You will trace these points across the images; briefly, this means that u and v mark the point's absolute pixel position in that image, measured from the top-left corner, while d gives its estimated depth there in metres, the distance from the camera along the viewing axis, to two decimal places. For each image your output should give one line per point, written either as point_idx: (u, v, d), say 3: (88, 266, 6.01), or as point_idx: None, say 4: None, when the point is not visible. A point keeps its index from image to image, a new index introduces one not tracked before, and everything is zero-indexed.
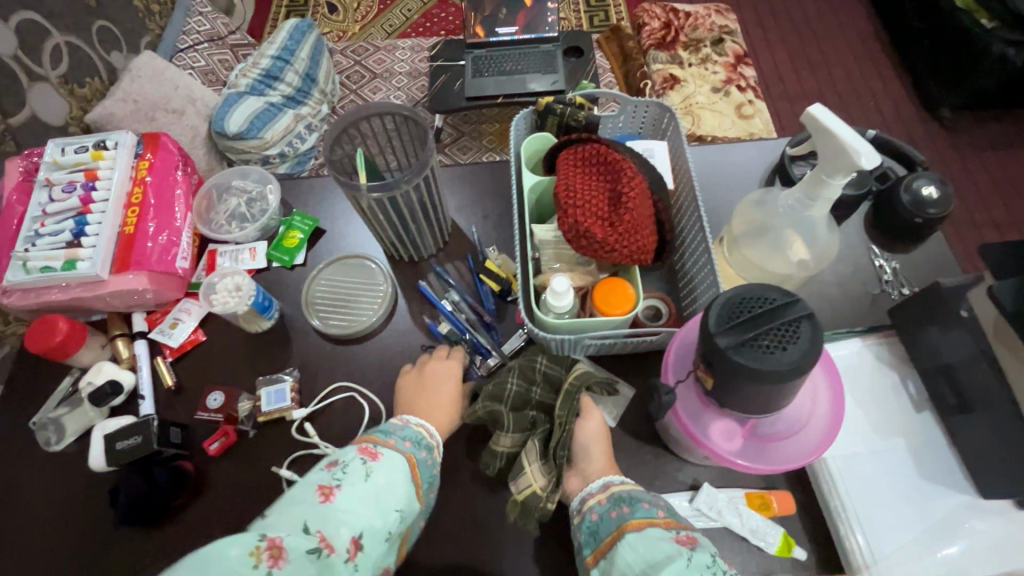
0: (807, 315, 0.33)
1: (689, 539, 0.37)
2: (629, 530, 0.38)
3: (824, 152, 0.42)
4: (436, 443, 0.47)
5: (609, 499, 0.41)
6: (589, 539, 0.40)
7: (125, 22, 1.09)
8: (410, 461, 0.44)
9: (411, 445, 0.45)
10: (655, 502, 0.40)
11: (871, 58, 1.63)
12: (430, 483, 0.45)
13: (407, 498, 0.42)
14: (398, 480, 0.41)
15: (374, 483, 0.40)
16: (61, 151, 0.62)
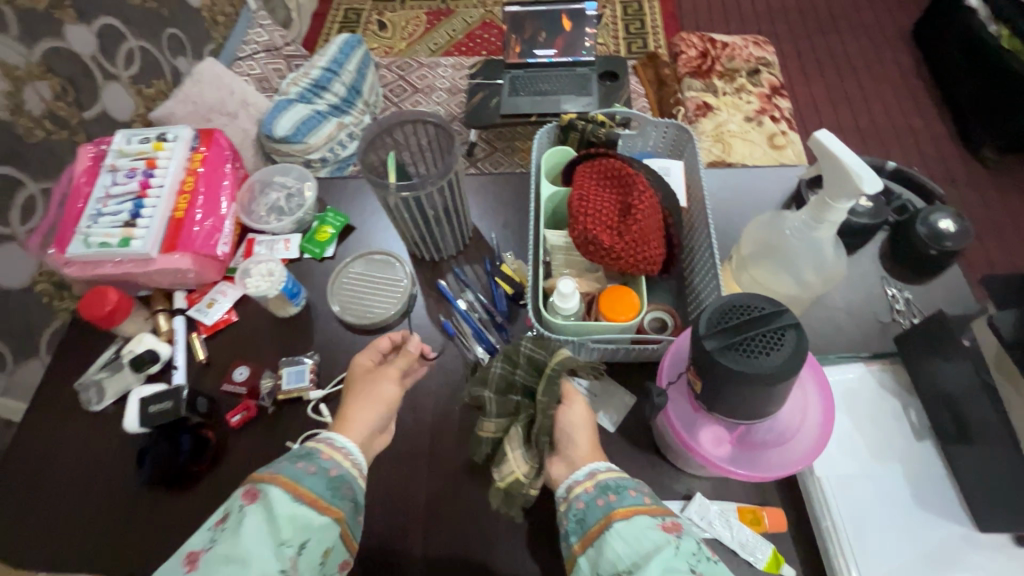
0: (792, 325, 0.34)
1: (675, 526, 0.37)
2: (616, 520, 0.38)
3: (829, 175, 0.44)
4: (340, 448, 0.45)
5: (595, 486, 0.41)
6: (576, 527, 0.40)
7: (193, 31, 1.19)
8: (289, 483, 0.40)
9: (290, 463, 0.42)
10: (638, 489, 0.40)
11: (912, 96, 1.62)
12: (337, 487, 0.42)
13: (300, 519, 0.39)
14: (274, 509, 0.38)
15: (242, 526, 0.37)
16: (127, 142, 0.69)
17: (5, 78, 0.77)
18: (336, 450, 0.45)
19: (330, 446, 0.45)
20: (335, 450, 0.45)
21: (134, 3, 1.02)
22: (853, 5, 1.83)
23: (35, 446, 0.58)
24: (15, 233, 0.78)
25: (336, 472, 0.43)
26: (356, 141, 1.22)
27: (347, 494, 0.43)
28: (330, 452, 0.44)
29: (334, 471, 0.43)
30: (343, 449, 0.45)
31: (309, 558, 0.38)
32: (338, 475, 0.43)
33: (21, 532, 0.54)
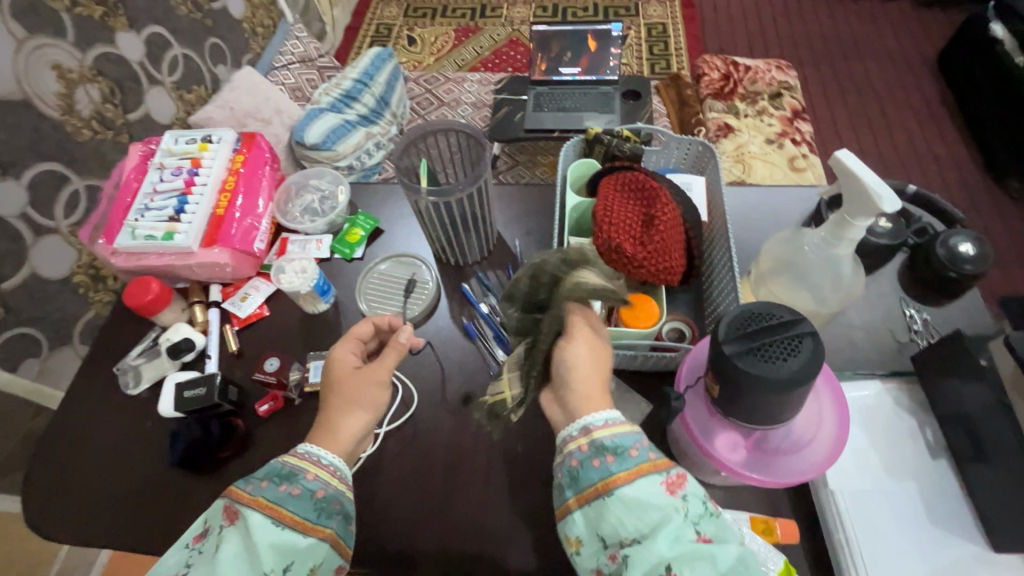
0: (810, 333, 0.36)
1: (678, 480, 0.38)
2: (618, 484, 0.37)
3: (848, 193, 0.45)
4: (324, 463, 0.45)
5: (593, 446, 0.40)
6: (571, 482, 0.40)
7: (233, 41, 1.25)
8: (270, 508, 0.41)
9: (271, 487, 0.42)
10: (636, 442, 0.40)
11: (935, 124, 1.62)
12: (320, 507, 0.43)
13: (282, 544, 0.40)
14: (251, 536, 0.39)
15: (221, 556, 0.38)
16: (175, 142, 0.73)
17: (59, 80, 0.82)
18: (321, 468, 0.45)
19: (313, 464, 0.45)
20: (319, 467, 0.45)
21: (180, 14, 1.08)
22: (877, 32, 1.84)
23: (70, 426, 0.61)
24: (59, 227, 0.82)
25: (321, 492, 0.43)
26: (383, 150, 1.26)
27: (333, 511, 0.43)
28: (315, 470, 0.44)
29: (319, 491, 0.43)
30: (329, 466, 0.45)
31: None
32: (323, 495, 0.43)
33: (53, 508, 0.56)
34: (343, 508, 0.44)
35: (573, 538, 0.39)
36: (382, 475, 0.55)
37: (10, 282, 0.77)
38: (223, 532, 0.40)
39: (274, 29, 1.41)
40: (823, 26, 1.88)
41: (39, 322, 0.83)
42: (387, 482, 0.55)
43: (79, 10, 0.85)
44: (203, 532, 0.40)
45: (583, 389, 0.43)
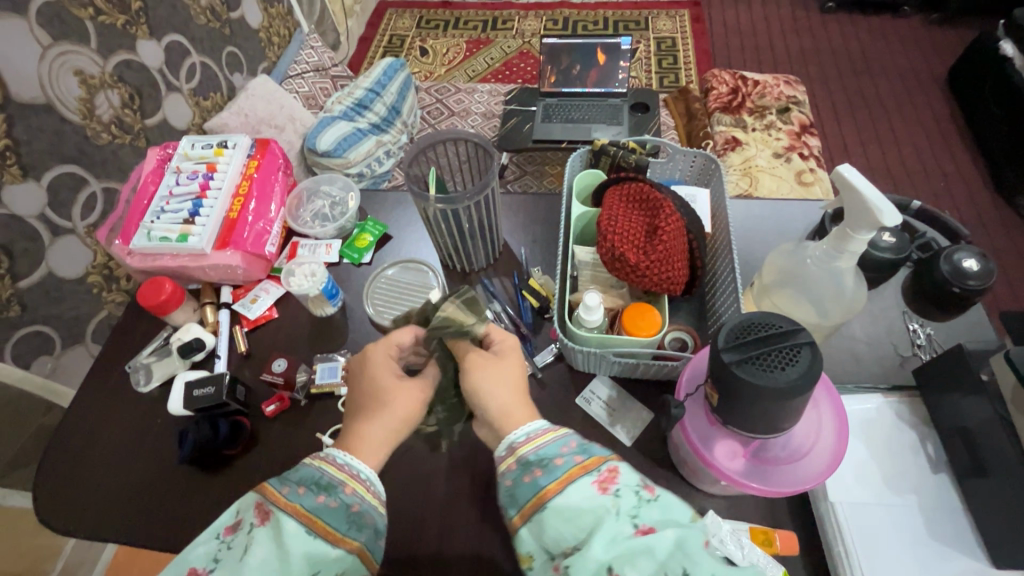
0: (809, 343, 0.36)
1: (608, 477, 0.40)
2: (550, 496, 0.40)
3: (849, 207, 0.46)
4: (356, 475, 0.44)
5: (521, 462, 0.42)
6: (510, 501, 0.42)
7: (249, 50, 1.28)
8: (304, 516, 0.40)
9: (309, 496, 0.42)
10: (563, 446, 0.42)
11: (944, 141, 1.62)
12: (352, 520, 0.42)
13: (313, 555, 0.39)
14: (283, 543, 0.39)
15: (249, 561, 0.38)
16: (192, 147, 0.75)
17: (81, 85, 0.85)
18: (358, 481, 0.44)
19: (351, 477, 0.44)
20: (357, 482, 0.44)
21: (200, 23, 1.11)
22: (886, 49, 1.85)
23: (82, 423, 0.62)
24: (76, 227, 0.85)
25: (356, 507, 0.43)
26: (393, 158, 1.28)
27: (363, 523, 0.42)
28: (353, 484, 0.44)
29: (354, 506, 0.43)
30: (366, 481, 0.44)
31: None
32: (357, 510, 0.43)
33: (64, 502, 0.57)
34: (375, 524, 0.43)
35: (527, 556, 0.41)
36: (384, 477, 0.56)
37: (27, 281, 0.79)
38: (255, 535, 0.40)
39: (290, 39, 1.44)
40: (831, 42, 1.89)
41: (54, 320, 0.85)
42: (389, 484, 0.55)
43: (102, 18, 0.88)
44: (236, 525, 0.41)
45: (498, 404, 0.46)
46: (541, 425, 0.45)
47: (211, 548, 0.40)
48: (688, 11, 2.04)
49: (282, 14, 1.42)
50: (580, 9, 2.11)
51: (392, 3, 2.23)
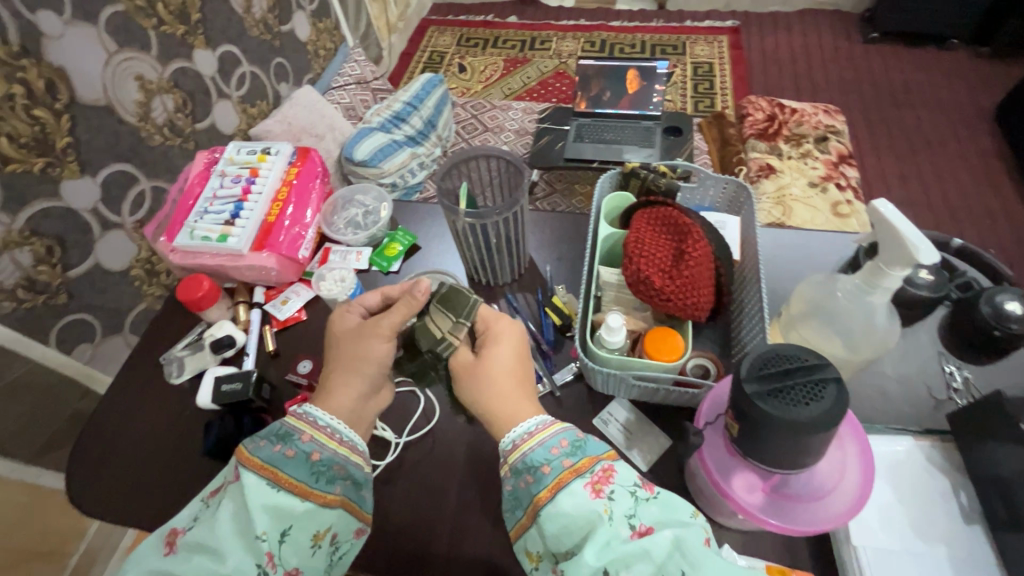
0: (834, 379, 0.35)
1: (602, 478, 0.42)
2: (543, 503, 0.42)
3: (885, 242, 0.45)
4: (314, 423, 0.48)
5: (513, 469, 0.45)
6: (514, 504, 0.45)
7: (296, 62, 1.34)
8: (266, 469, 0.44)
9: (267, 447, 0.45)
10: (553, 448, 0.44)
11: (991, 178, 1.57)
12: (320, 472, 0.46)
13: (278, 505, 0.43)
14: (249, 497, 0.42)
15: (220, 514, 0.42)
16: (238, 152, 0.78)
17: (140, 89, 0.90)
18: (318, 429, 0.48)
19: (310, 427, 0.48)
20: (316, 431, 0.48)
21: (253, 35, 1.16)
22: (931, 82, 1.81)
23: (117, 409, 0.65)
24: (124, 222, 0.89)
25: (317, 456, 0.46)
26: (426, 170, 1.31)
27: (332, 475, 0.46)
28: (312, 433, 0.47)
29: (314, 454, 0.46)
30: (326, 428, 0.48)
31: (296, 540, 0.43)
32: (319, 458, 0.46)
33: (96, 485, 0.60)
34: (347, 473, 0.47)
35: (535, 554, 0.44)
36: (398, 484, 0.56)
37: (76, 270, 0.83)
38: (225, 491, 0.44)
39: (336, 53, 1.51)
40: (873, 72, 1.86)
41: (96, 310, 0.89)
42: (402, 491, 0.56)
43: (164, 28, 0.93)
44: (216, 488, 0.46)
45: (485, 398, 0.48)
46: (542, 419, 0.47)
47: (194, 510, 0.45)
48: (727, 37, 2.04)
49: (329, 28, 1.49)
50: (618, 32, 2.13)
51: (435, 21, 2.30)
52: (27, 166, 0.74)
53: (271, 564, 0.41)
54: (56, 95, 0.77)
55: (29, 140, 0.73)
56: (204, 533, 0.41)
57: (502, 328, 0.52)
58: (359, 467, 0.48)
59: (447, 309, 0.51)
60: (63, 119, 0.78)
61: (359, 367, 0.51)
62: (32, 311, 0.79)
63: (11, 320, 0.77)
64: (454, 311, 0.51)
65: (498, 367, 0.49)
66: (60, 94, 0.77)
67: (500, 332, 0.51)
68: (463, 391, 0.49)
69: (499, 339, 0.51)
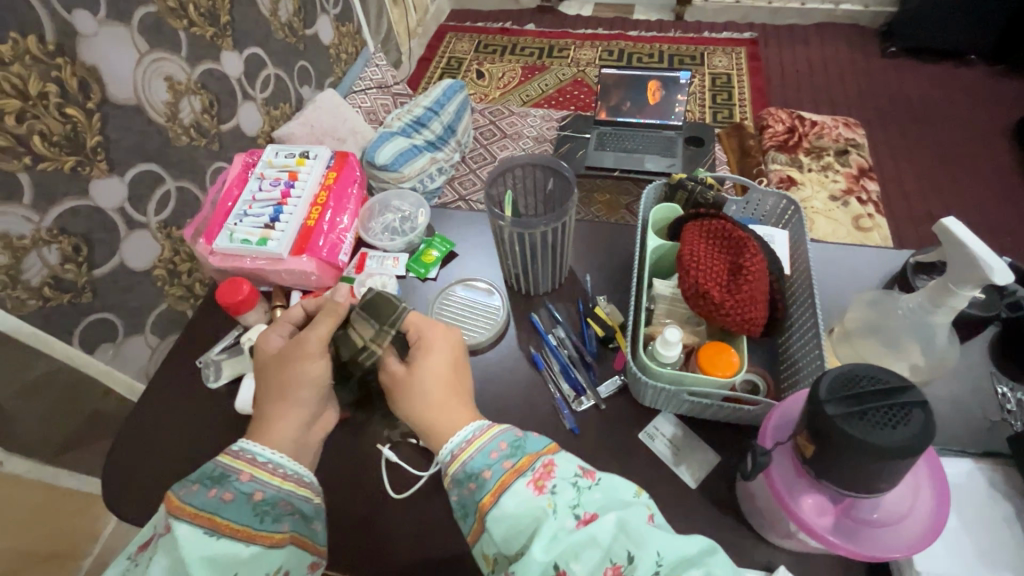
0: (920, 402, 0.35)
1: (541, 476, 0.43)
2: (488, 507, 0.43)
3: (955, 260, 0.44)
4: (251, 459, 0.49)
5: (455, 480, 0.45)
6: (464, 513, 0.45)
7: (319, 65, 1.33)
8: (202, 517, 0.44)
9: (202, 493, 0.46)
10: (491, 453, 0.45)
11: (1011, 194, 1.57)
12: (263, 512, 0.46)
13: (218, 553, 0.43)
14: (184, 552, 0.42)
15: (154, 570, 0.42)
16: (275, 155, 0.78)
17: (169, 90, 0.90)
18: (258, 467, 0.48)
19: (249, 465, 0.48)
20: (257, 468, 0.48)
21: (278, 38, 1.17)
22: (950, 96, 1.81)
23: (150, 413, 0.64)
24: (149, 222, 0.88)
25: (260, 495, 0.47)
26: (444, 175, 1.31)
27: (277, 513, 0.47)
28: (252, 471, 0.48)
29: (256, 495, 0.47)
30: (267, 464, 0.49)
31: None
32: (262, 497, 0.47)
33: (132, 491, 0.59)
34: (293, 508, 0.48)
35: (491, 557, 0.43)
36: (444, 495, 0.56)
37: (101, 268, 0.82)
38: (158, 544, 0.44)
39: (357, 57, 1.51)
40: (892, 86, 1.86)
41: (118, 309, 0.87)
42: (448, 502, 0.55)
43: (194, 29, 0.94)
44: (148, 542, 0.48)
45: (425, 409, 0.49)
46: (479, 424, 0.48)
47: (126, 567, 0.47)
48: (745, 49, 2.04)
49: (351, 32, 1.49)
50: (636, 41, 2.14)
51: (452, 27, 2.31)
52: (58, 164, 0.73)
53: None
54: (88, 94, 0.77)
55: (61, 138, 0.73)
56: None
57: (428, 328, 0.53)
58: (306, 500, 0.50)
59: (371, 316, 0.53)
60: (95, 118, 0.78)
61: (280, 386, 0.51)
62: (57, 309, 0.79)
63: (35, 319, 0.76)
64: (381, 319, 0.53)
65: (427, 370, 0.50)
66: (92, 93, 0.77)
67: (427, 339, 0.52)
68: (400, 404, 0.50)
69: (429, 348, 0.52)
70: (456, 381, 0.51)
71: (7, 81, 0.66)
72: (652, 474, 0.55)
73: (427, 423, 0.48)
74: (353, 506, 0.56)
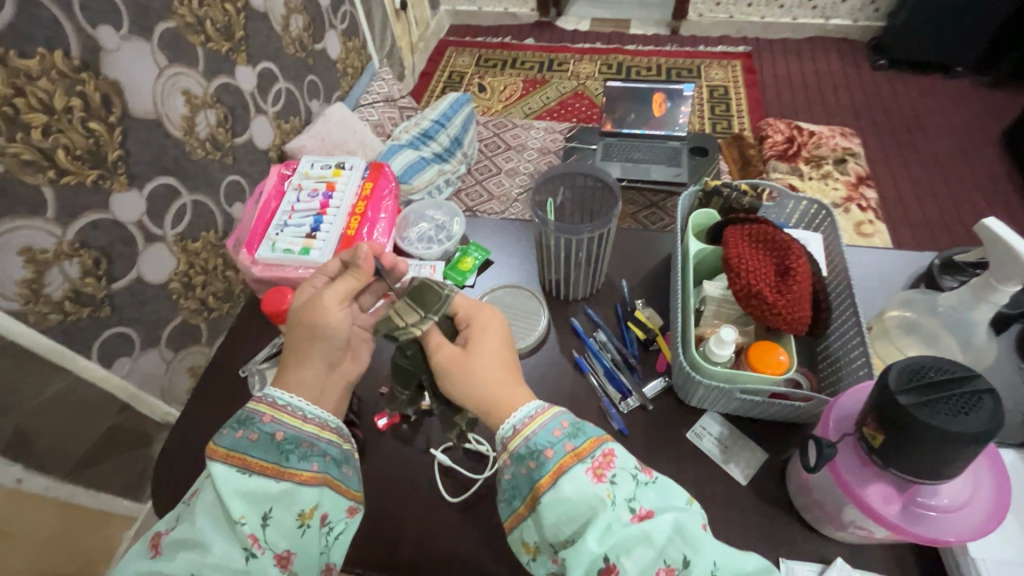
0: (988, 391, 0.37)
1: (603, 464, 0.43)
2: (544, 490, 0.43)
3: (997, 258, 0.48)
4: (273, 403, 0.49)
5: (514, 456, 0.45)
6: (512, 493, 0.45)
7: (327, 79, 1.32)
8: (233, 457, 0.46)
9: (230, 435, 0.47)
10: (554, 431, 0.45)
11: (1003, 200, 1.63)
12: (289, 452, 0.47)
13: (252, 489, 0.45)
14: (221, 488, 0.44)
15: (197, 506, 0.45)
16: (312, 167, 0.81)
17: (186, 104, 0.86)
18: (278, 410, 0.49)
19: (271, 407, 0.49)
20: (278, 411, 0.49)
21: (289, 53, 1.14)
22: (939, 107, 1.88)
23: (193, 430, 0.64)
24: (166, 236, 0.84)
25: (281, 435, 0.48)
26: (452, 187, 1.29)
27: (302, 452, 0.48)
28: (273, 413, 0.49)
29: (279, 434, 0.47)
30: (287, 406, 0.49)
31: (281, 521, 0.45)
32: (284, 438, 0.48)
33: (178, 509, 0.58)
34: (320, 449, 0.49)
35: (531, 545, 0.45)
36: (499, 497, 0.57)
37: (119, 283, 0.77)
38: (201, 486, 0.46)
39: (362, 71, 1.51)
40: (883, 97, 1.93)
41: (136, 323, 0.81)
42: None
43: (211, 45, 0.91)
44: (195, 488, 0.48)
45: (489, 387, 0.47)
46: (536, 404, 0.47)
47: (178, 510, 0.47)
48: (740, 62, 2.10)
49: (357, 47, 1.49)
50: (634, 56, 2.19)
51: (452, 42, 2.34)
52: (80, 178, 0.70)
53: (258, 545, 0.44)
54: (111, 108, 0.73)
55: (83, 152, 0.70)
56: (186, 529, 0.43)
57: (479, 312, 0.51)
58: (331, 443, 0.50)
59: (414, 304, 0.48)
60: (116, 132, 0.74)
61: (302, 326, 0.50)
62: (76, 325, 0.73)
63: (55, 333, 0.70)
64: (426, 307, 0.48)
65: (484, 349, 0.49)
66: (114, 108, 0.74)
67: (481, 320, 0.50)
68: (456, 386, 0.47)
69: (484, 326, 0.50)
70: (511, 359, 0.50)
71: (33, 96, 0.63)
72: (704, 475, 0.56)
73: (488, 402, 0.47)
74: (408, 513, 0.57)
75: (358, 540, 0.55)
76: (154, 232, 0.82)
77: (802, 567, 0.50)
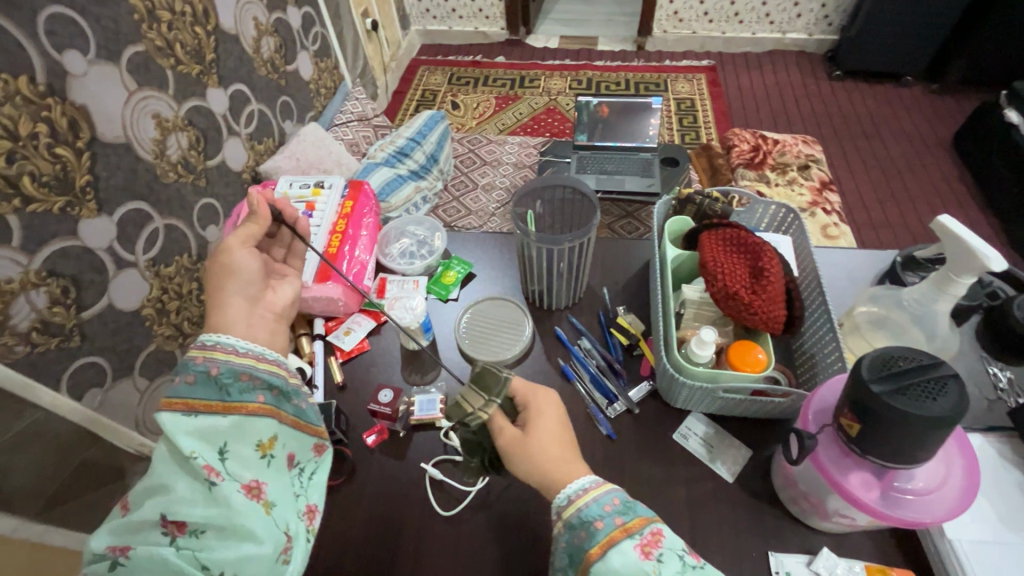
0: (953, 376, 0.39)
1: (652, 541, 0.43)
2: (594, 560, 0.43)
3: (953, 255, 0.51)
4: (204, 346, 0.50)
5: (567, 525, 0.45)
6: (567, 565, 0.45)
7: (300, 99, 1.32)
8: (174, 403, 0.46)
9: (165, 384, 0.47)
10: (606, 505, 0.45)
11: (957, 200, 1.71)
12: (230, 384, 0.48)
13: (202, 426, 0.45)
14: (168, 432, 0.44)
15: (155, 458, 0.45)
16: (291, 188, 0.87)
17: (157, 127, 0.85)
18: (208, 350, 0.49)
19: (201, 350, 0.49)
20: (209, 351, 0.49)
21: (261, 74, 1.14)
22: (893, 114, 1.97)
23: None
24: (137, 261, 0.82)
25: (215, 370, 0.48)
26: (429, 203, 1.30)
27: (240, 385, 0.49)
28: (205, 354, 0.49)
29: (212, 370, 0.48)
30: (217, 346, 0.50)
31: (238, 452, 0.46)
32: (219, 372, 0.48)
33: None
34: (262, 380, 0.50)
35: None
36: (491, 508, 0.57)
37: (89, 311, 0.75)
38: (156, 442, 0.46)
39: (335, 91, 1.52)
40: (840, 106, 2.02)
41: (108, 352, 0.79)
42: (496, 517, 0.56)
43: (181, 68, 0.90)
44: None
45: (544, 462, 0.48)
46: (593, 478, 0.48)
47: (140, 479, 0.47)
48: (704, 75, 2.18)
49: (329, 68, 1.50)
50: (603, 71, 2.24)
51: (424, 61, 2.37)
52: (47, 206, 0.68)
53: (217, 474, 0.43)
54: (77, 133, 0.72)
55: (50, 178, 0.68)
56: (148, 481, 0.44)
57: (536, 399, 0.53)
58: (271, 372, 0.51)
59: (479, 388, 0.52)
60: (84, 157, 0.73)
61: (216, 270, 0.57)
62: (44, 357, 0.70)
63: (22, 366, 0.67)
64: (489, 390, 0.51)
65: (540, 430, 0.50)
66: (82, 132, 0.72)
67: (537, 404, 0.53)
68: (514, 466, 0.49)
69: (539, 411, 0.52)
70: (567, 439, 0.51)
71: None
72: (690, 474, 0.57)
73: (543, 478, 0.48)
74: (400, 531, 0.56)
75: (349, 561, 0.55)
76: (125, 257, 0.80)
77: (790, 559, 0.51)
